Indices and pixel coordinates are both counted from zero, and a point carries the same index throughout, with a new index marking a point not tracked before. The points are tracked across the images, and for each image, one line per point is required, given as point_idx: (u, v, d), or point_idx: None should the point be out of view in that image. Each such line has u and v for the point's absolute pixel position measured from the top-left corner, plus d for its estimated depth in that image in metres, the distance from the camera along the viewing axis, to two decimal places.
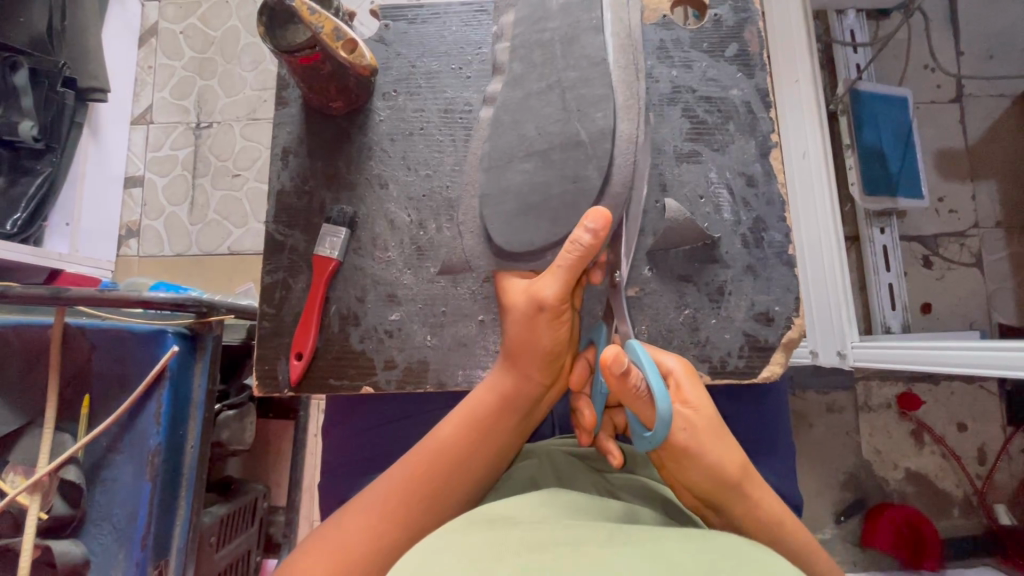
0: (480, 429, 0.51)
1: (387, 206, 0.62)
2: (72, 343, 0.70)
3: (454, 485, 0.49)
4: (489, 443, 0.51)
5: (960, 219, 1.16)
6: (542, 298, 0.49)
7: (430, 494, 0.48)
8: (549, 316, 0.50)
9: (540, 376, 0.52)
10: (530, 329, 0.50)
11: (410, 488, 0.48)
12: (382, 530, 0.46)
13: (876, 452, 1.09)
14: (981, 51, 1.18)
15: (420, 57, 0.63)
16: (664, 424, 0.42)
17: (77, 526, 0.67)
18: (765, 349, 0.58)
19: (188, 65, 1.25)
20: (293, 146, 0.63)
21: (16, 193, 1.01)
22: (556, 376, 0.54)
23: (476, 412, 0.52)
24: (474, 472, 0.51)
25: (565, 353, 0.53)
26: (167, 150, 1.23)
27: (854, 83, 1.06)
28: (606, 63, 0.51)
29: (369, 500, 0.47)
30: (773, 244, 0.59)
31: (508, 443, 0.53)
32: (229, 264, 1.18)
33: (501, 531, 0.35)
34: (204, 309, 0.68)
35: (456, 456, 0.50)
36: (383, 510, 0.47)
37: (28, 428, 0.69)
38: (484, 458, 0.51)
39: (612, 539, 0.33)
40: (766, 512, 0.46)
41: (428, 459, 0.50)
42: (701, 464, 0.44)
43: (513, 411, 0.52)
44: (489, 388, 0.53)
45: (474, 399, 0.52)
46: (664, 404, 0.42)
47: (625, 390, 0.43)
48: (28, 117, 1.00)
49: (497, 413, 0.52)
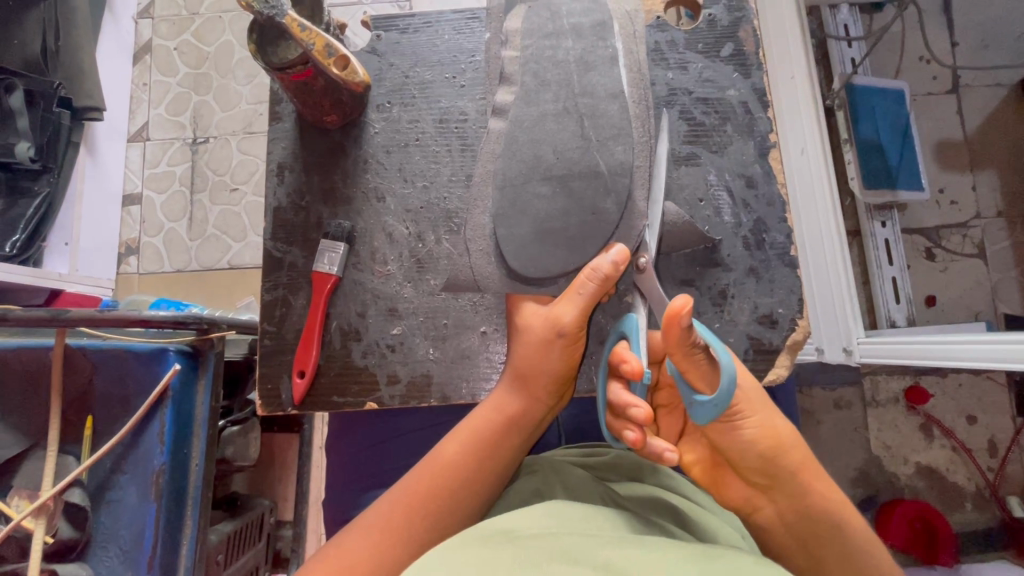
0: (485, 450, 0.51)
1: (385, 218, 0.61)
2: (74, 365, 0.70)
3: (459, 501, 0.49)
4: (492, 462, 0.51)
5: (961, 210, 1.15)
6: (561, 324, 0.49)
7: (434, 510, 0.48)
8: (565, 338, 0.50)
9: (550, 395, 0.53)
10: (546, 348, 0.50)
11: (413, 505, 0.48)
12: (385, 544, 0.45)
13: (885, 447, 1.08)
14: (976, 41, 1.18)
15: (414, 67, 0.63)
16: (725, 383, 0.40)
17: (83, 550, 0.67)
18: (769, 351, 0.57)
19: (183, 81, 1.25)
20: (289, 162, 0.63)
21: (14, 215, 1.01)
22: (560, 397, 0.54)
23: (479, 431, 0.51)
24: (479, 489, 0.50)
25: (572, 375, 0.53)
26: (164, 166, 1.23)
27: (849, 77, 1.06)
28: (624, 97, 0.52)
29: (372, 519, 0.47)
30: (775, 245, 0.59)
31: (511, 463, 0.52)
32: (230, 278, 1.18)
33: (499, 548, 0.34)
34: (204, 326, 0.68)
35: (460, 474, 0.50)
36: (387, 523, 0.47)
37: (31, 451, 0.69)
38: (486, 478, 0.50)
39: (614, 559, 0.32)
40: (822, 493, 0.45)
41: (433, 476, 0.49)
42: (756, 428, 0.43)
43: (518, 431, 0.52)
44: (496, 405, 0.52)
45: (478, 417, 0.52)
46: (726, 357, 0.40)
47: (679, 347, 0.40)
48: (24, 138, 1.00)
49: (503, 433, 0.52)
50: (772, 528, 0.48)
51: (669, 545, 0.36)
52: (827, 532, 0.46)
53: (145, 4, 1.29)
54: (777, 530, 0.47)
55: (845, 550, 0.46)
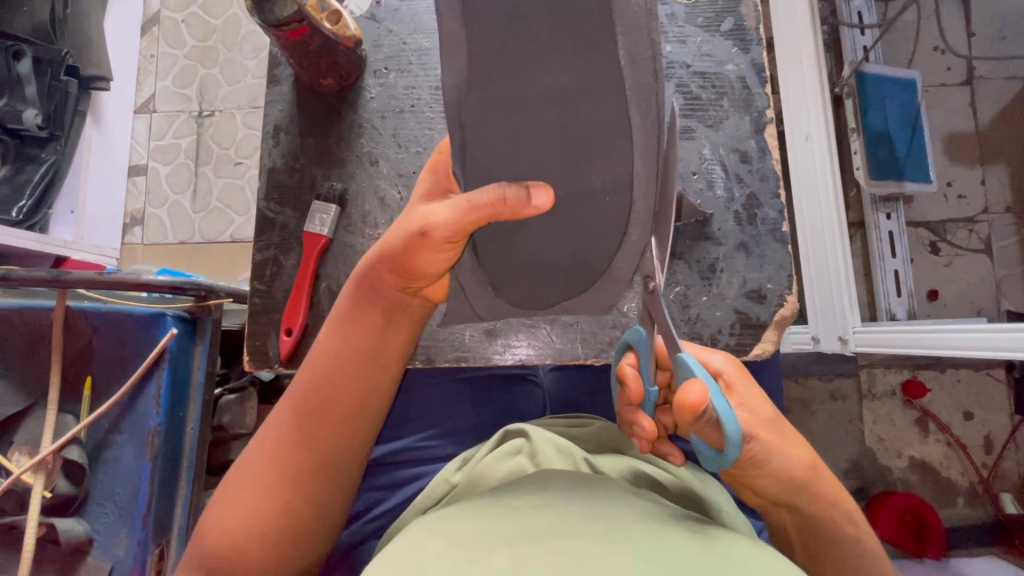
0: (345, 367, 0.48)
1: (377, 182, 0.62)
2: (73, 325, 0.71)
3: (341, 422, 0.48)
4: (361, 381, 0.48)
5: (968, 204, 1.14)
6: (428, 222, 0.41)
7: (312, 436, 0.47)
8: (429, 245, 0.42)
9: (414, 294, 0.48)
10: (406, 253, 0.43)
11: (292, 432, 0.47)
12: (273, 477, 0.46)
13: (879, 440, 1.08)
14: (993, 33, 1.16)
15: (411, 34, 0.63)
16: (734, 450, 0.39)
17: (81, 505, 0.69)
18: (756, 327, 0.57)
19: (190, 53, 1.25)
20: (285, 124, 0.63)
21: (21, 180, 1.03)
22: (420, 291, 0.48)
23: (340, 351, 0.48)
24: (350, 389, 0.48)
25: (430, 274, 0.45)
26: (170, 138, 1.23)
27: (859, 65, 1.03)
28: None
29: (268, 433, 0.48)
30: (767, 221, 0.59)
31: (382, 377, 0.50)
32: (232, 252, 1.19)
33: (500, 519, 0.35)
34: (202, 292, 0.69)
35: (332, 376, 0.48)
36: (273, 451, 0.47)
37: (32, 409, 0.70)
38: (357, 397, 0.48)
39: (613, 533, 0.33)
40: (833, 517, 0.46)
41: (305, 398, 0.47)
42: (771, 470, 0.43)
43: (384, 339, 0.49)
44: (353, 311, 0.48)
45: (347, 318, 0.48)
46: (733, 430, 0.38)
47: (496, 214, 0.38)
48: (32, 105, 1.01)
49: (367, 344, 0.48)
50: (783, 533, 0.49)
51: (655, 519, 0.36)
52: (831, 547, 0.46)
53: None
54: (789, 536, 0.49)
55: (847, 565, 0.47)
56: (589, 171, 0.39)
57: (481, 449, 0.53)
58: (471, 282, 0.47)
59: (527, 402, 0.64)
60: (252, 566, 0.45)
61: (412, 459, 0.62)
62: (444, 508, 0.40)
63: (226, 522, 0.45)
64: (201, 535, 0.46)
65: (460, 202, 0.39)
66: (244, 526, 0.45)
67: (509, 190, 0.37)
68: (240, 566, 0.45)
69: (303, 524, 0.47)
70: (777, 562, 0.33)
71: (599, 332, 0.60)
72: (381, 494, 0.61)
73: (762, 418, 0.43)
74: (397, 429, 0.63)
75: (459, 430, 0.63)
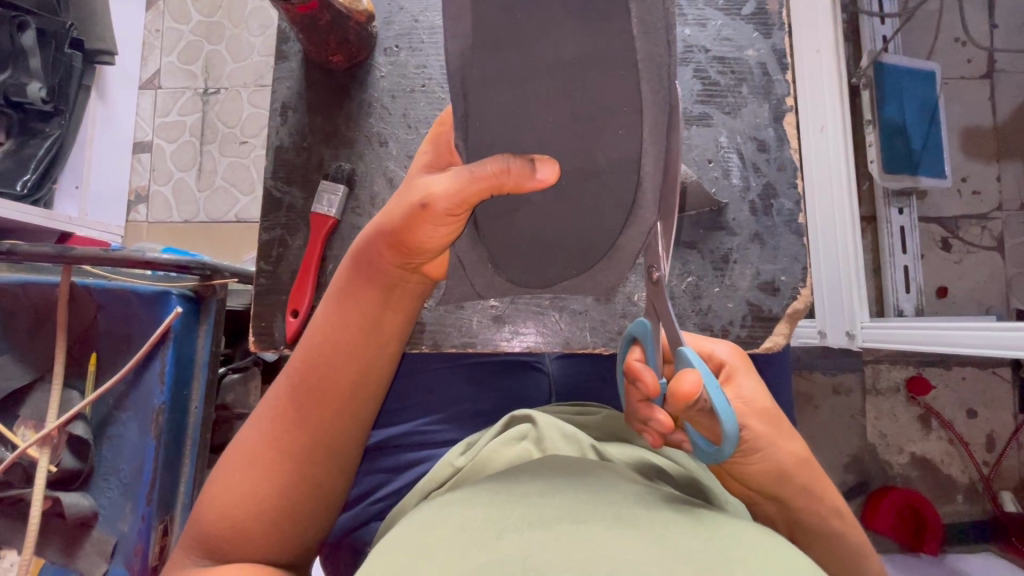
0: (343, 344, 0.47)
1: (386, 163, 0.61)
2: (79, 302, 0.71)
3: (339, 400, 0.47)
4: (359, 359, 0.48)
5: (982, 201, 1.12)
6: (429, 196, 0.40)
7: (309, 413, 0.47)
8: (430, 218, 0.41)
9: (413, 271, 0.46)
10: (406, 227, 0.42)
11: (290, 409, 0.47)
12: (273, 454, 0.46)
13: (881, 435, 1.08)
14: (1016, 25, 1.13)
15: (423, 11, 0.62)
16: (730, 444, 0.38)
17: (86, 480, 0.69)
18: (768, 319, 0.57)
19: (195, 29, 1.23)
20: (293, 102, 0.62)
21: (25, 155, 1.01)
22: (420, 267, 0.47)
23: (337, 327, 0.47)
24: (348, 365, 0.47)
25: (432, 249, 0.44)
26: (175, 115, 1.22)
27: (879, 54, 1.01)
28: None
29: (265, 408, 0.48)
30: (783, 211, 0.58)
31: (380, 355, 0.49)
32: (237, 232, 1.19)
33: (508, 504, 0.35)
34: (207, 272, 0.68)
35: (329, 353, 0.47)
36: (271, 429, 0.47)
37: (37, 384, 0.70)
38: (356, 376, 0.48)
39: (622, 519, 0.33)
40: (821, 512, 0.45)
41: (302, 375, 0.47)
42: (761, 461, 0.43)
43: (382, 316, 0.48)
44: (350, 288, 0.47)
45: (345, 293, 0.47)
46: (729, 425, 0.37)
47: (498, 185, 0.37)
48: (36, 79, 1.00)
49: (365, 321, 0.47)
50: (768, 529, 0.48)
51: (663, 505, 0.36)
52: (815, 541, 0.46)
53: None
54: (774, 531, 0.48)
55: (837, 556, 0.46)
56: (606, 155, 0.38)
57: (485, 435, 0.53)
58: (471, 259, 0.45)
59: (532, 389, 0.64)
60: (254, 543, 0.46)
61: (416, 442, 0.62)
62: (452, 491, 0.40)
63: (228, 500, 0.45)
64: (201, 513, 0.47)
65: (461, 174, 0.38)
66: (245, 504, 0.45)
67: (513, 162, 0.36)
68: (243, 544, 0.45)
69: (303, 502, 0.47)
70: (788, 550, 0.33)
71: (607, 320, 0.60)
72: (385, 476, 0.61)
73: (749, 411, 0.43)
74: (401, 412, 0.63)
75: (464, 415, 0.62)
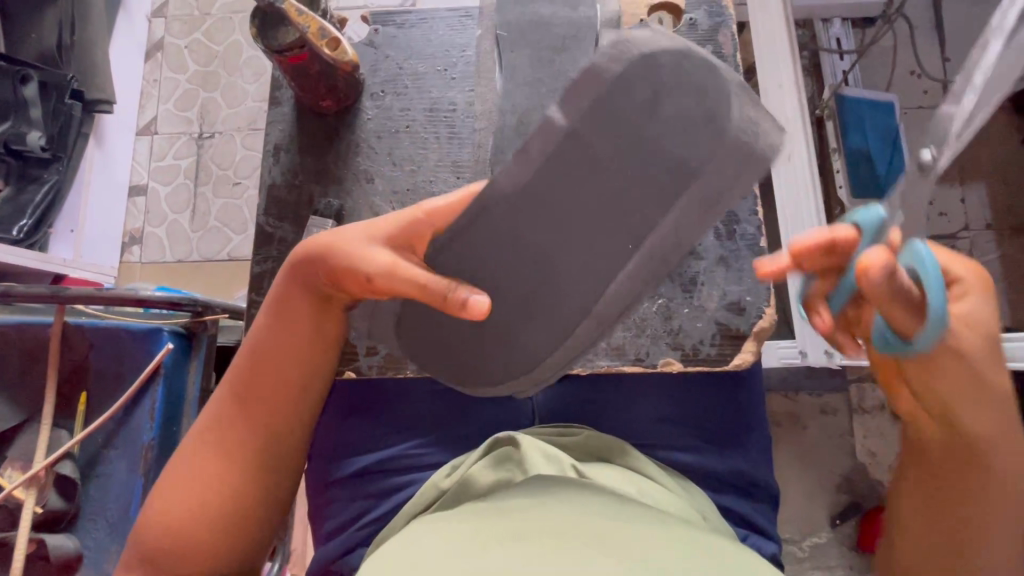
0: (280, 356, 0.48)
1: (372, 198, 0.64)
2: (71, 341, 0.72)
3: (279, 413, 0.49)
4: (297, 370, 0.49)
5: (949, 222, 1.17)
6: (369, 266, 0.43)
7: (250, 424, 0.48)
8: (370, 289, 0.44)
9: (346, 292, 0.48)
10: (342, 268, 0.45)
11: (232, 423, 0.47)
12: (217, 465, 0.47)
13: (871, 454, 1.08)
14: (967, 58, 1.21)
15: (407, 59, 0.67)
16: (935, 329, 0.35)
17: (72, 521, 0.68)
18: (737, 338, 0.60)
19: (193, 78, 1.29)
20: (284, 143, 0.65)
21: (23, 201, 1.06)
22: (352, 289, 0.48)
23: (275, 343, 0.48)
24: (286, 377, 0.49)
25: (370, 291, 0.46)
26: (170, 159, 1.26)
27: (838, 88, 1.08)
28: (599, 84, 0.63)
29: (206, 423, 0.48)
30: (745, 237, 0.62)
31: (318, 365, 0.50)
32: (229, 270, 1.20)
33: (490, 522, 0.36)
34: (198, 309, 0.69)
35: (268, 368, 0.48)
36: (213, 441, 0.47)
37: (27, 424, 0.71)
38: (294, 386, 0.49)
39: (599, 531, 0.34)
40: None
41: (241, 388, 0.48)
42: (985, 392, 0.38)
43: (317, 330, 0.49)
44: (285, 305, 0.49)
45: (281, 314, 0.49)
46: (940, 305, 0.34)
47: (434, 301, 0.42)
48: (35, 128, 1.05)
49: (301, 337, 0.49)
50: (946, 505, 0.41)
51: (641, 520, 0.37)
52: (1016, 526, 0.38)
53: (158, 4, 1.33)
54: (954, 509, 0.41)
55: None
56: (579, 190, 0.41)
57: (470, 456, 0.53)
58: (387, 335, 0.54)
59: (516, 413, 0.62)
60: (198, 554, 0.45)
61: (399, 467, 0.62)
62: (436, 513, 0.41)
63: (173, 513, 0.46)
64: (146, 528, 0.46)
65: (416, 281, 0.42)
66: (190, 516, 0.45)
67: (456, 290, 0.41)
68: (187, 556, 0.45)
69: (249, 511, 0.47)
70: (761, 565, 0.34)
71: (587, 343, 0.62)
72: (369, 502, 0.61)
73: (1010, 416, 0.39)
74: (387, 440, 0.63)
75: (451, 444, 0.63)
